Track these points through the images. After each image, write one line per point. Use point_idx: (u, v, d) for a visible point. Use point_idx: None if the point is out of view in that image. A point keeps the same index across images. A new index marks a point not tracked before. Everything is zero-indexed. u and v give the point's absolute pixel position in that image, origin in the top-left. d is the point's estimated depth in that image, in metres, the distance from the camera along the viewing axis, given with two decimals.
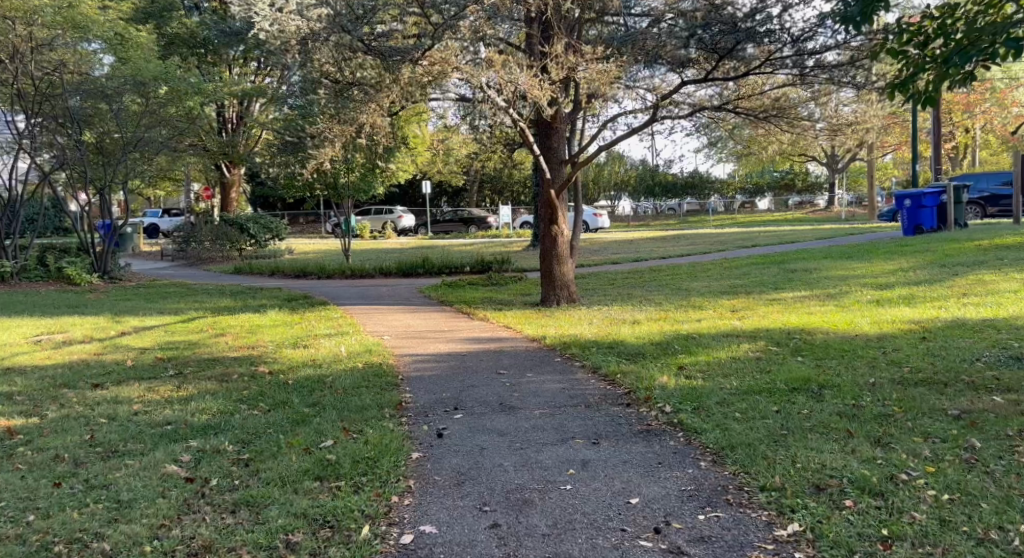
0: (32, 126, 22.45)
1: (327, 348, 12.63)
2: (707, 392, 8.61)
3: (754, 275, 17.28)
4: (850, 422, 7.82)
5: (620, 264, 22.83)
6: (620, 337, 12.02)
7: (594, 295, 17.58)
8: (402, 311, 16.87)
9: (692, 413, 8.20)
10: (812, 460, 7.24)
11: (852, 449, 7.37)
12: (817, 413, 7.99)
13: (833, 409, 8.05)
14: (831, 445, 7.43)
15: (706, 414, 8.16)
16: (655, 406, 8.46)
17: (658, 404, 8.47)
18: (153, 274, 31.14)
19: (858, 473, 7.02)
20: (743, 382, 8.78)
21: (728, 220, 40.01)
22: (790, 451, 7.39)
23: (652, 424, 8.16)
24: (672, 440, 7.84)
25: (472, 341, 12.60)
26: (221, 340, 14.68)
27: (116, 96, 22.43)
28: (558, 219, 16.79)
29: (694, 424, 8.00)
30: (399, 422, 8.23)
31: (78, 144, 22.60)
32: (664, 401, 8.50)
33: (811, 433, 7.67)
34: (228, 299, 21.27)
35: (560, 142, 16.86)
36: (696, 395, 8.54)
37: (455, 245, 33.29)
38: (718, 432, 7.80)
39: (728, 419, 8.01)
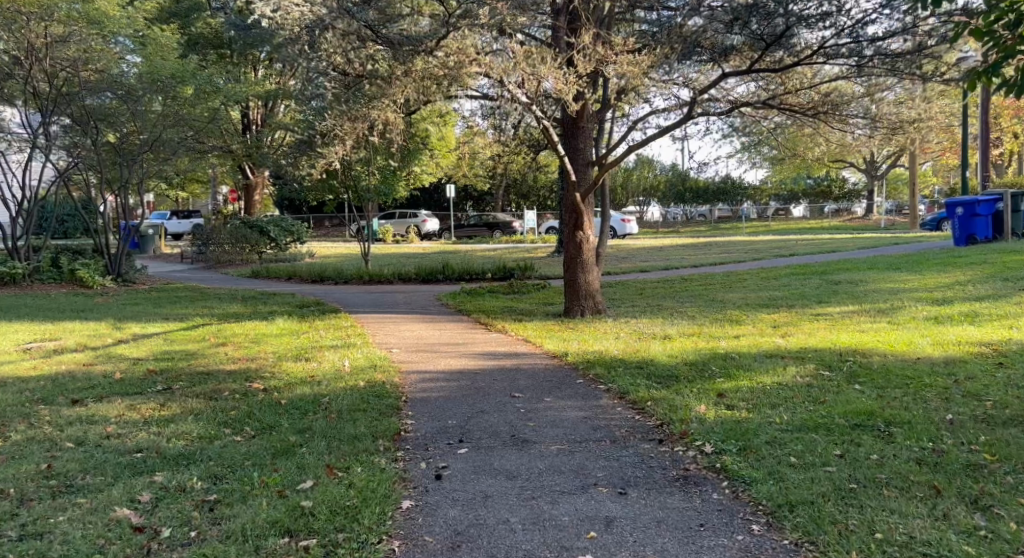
0: (47, 125, 21.61)
1: (331, 363, 11.63)
2: (753, 427, 7.51)
3: (794, 287, 16.15)
4: (934, 474, 6.73)
5: (650, 272, 21.74)
6: (651, 355, 10.95)
7: (622, 306, 16.49)
8: (416, 321, 15.86)
9: (735, 455, 7.12)
10: (896, 530, 6.17)
11: (944, 515, 6.28)
12: (891, 461, 6.90)
13: (909, 455, 6.96)
14: (917, 508, 6.35)
15: (755, 457, 7.08)
16: (693, 445, 7.37)
17: (696, 442, 7.39)
18: (168, 276, 30.36)
19: (959, 550, 5.96)
20: (795, 414, 7.68)
21: (761, 227, 38.76)
22: (865, 516, 6.32)
23: (690, 468, 7.08)
24: (716, 492, 6.75)
25: (488, 356, 11.56)
26: (221, 350, 13.72)
27: (131, 93, 21.61)
28: (584, 225, 15.73)
29: (741, 471, 6.91)
30: (392, 460, 7.21)
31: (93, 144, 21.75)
32: (704, 438, 7.41)
33: (888, 489, 6.58)
34: (239, 304, 20.35)
35: (587, 143, 15.81)
36: (739, 430, 7.46)
37: (480, 250, 32.32)
38: (771, 483, 6.72)
39: (780, 466, 6.91)
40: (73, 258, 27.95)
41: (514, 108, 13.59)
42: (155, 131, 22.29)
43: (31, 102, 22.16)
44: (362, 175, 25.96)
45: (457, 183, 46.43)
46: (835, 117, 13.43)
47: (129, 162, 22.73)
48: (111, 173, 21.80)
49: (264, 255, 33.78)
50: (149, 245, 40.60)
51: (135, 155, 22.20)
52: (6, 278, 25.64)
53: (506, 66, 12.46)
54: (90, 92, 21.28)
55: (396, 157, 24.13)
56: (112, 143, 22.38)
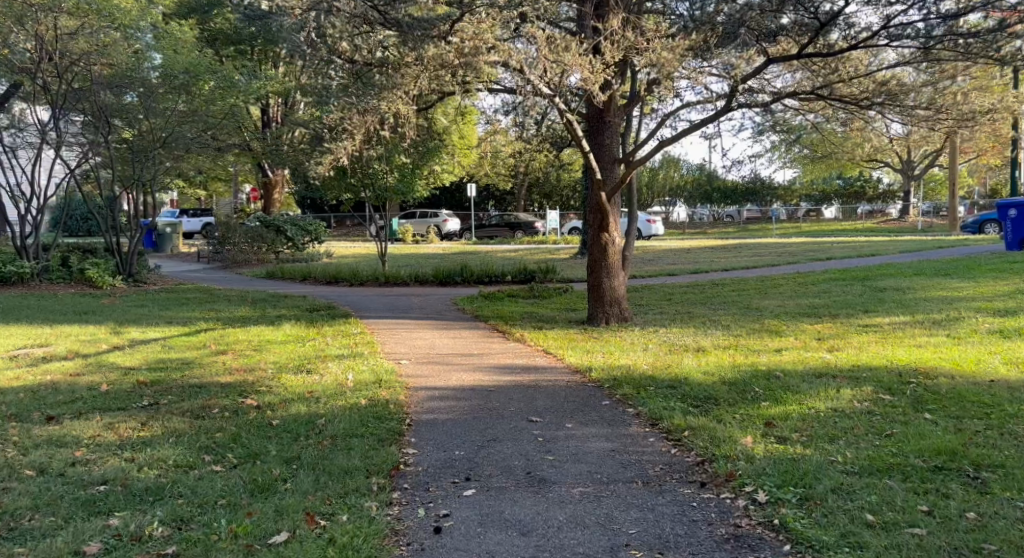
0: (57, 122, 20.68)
1: (334, 377, 10.68)
2: (811, 468, 6.64)
3: (836, 294, 15.16)
4: None
5: (678, 276, 20.70)
6: (686, 371, 9.95)
7: (649, 313, 15.48)
8: (430, 327, 14.91)
9: (794, 508, 6.24)
10: None
11: None
12: (995, 525, 5.99)
13: (1016, 517, 6.06)
14: None
15: (819, 513, 6.19)
16: (741, 492, 6.50)
17: (746, 489, 6.50)
18: (182, 276, 29.58)
19: None
20: (859, 454, 6.79)
21: (793, 229, 37.52)
22: None
23: (741, 525, 6.18)
24: None
25: (505, 369, 10.60)
26: (219, 359, 12.79)
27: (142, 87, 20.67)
28: (609, 227, 14.69)
29: (804, 531, 6.03)
30: (386, 508, 6.38)
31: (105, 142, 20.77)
32: (755, 484, 6.52)
33: None
34: (248, 307, 19.41)
35: (613, 139, 14.76)
36: (795, 474, 6.57)
37: (500, 251, 31.33)
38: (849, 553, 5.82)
39: (854, 527, 6.02)
40: (83, 257, 27.11)
41: (534, 101, 12.64)
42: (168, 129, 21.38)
43: (40, 97, 21.28)
44: (382, 175, 25.01)
45: (479, 182, 45.44)
46: (893, 108, 12.49)
47: (140, 161, 21.83)
48: (121, 173, 20.91)
49: (280, 255, 32.93)
50: (165, 244, 39.78)
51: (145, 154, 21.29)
52: (14, 277, 24.77)
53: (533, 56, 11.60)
54: (102, 87, 20.39)
55: (414, 154, 23.18)
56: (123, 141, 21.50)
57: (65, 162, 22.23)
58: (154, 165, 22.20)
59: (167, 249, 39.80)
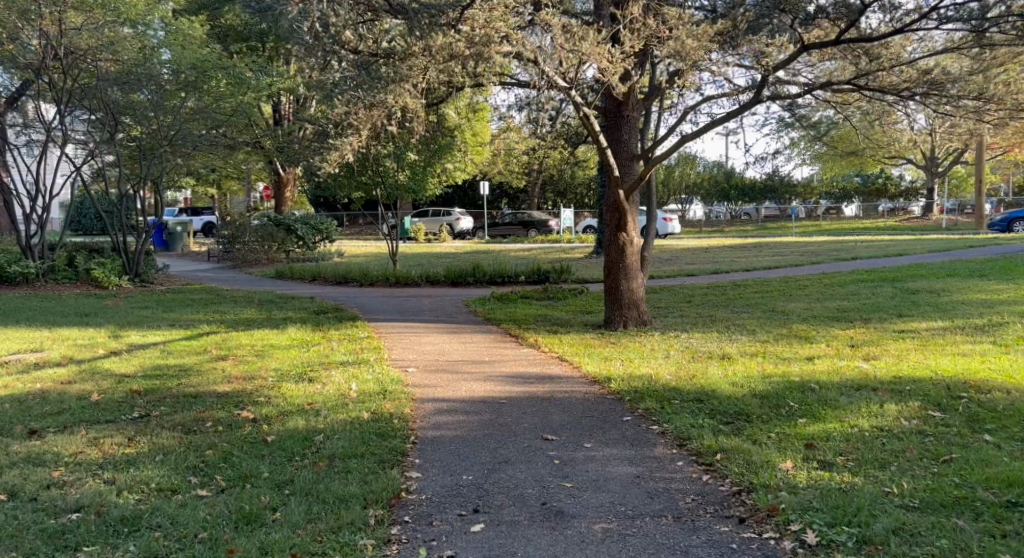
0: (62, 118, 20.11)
1: (336, 386, 10.07)
2: (865, 503, 6.10)
3: (865, 296, 14.57)
4: None
5: (698, 276, 20.03)
6: (712, 381, 9.33)
7: (669, 316, 14.87)
8: (440, 331, 14.30)
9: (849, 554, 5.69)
10: None
11: None
12: None
13: None
14: None
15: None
16: (785, 531, 5.95)
17: (790, 527, 5.95)
18: (191, 276, 29.06)
19: None
20: (917, 485, 6.24)
21: (813, 227, 36.82)
22: None
23: None
24: None
25: (518, 379, 9.98)
26: (218, 366, 12.19)
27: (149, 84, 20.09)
28: (627, 225, 14.03)
29: None
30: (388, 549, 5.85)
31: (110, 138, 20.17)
32: (801, 522, 5.97)
33: None
34: (254, 309, 18.82)
35: (631, 134, 14.13)
36: (847, 512, 6.02)
37: (514, 250, 30.79)
38: None
39: None
40: (89, 256, 26.57)
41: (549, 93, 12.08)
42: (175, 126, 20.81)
43: (45, 93, 20.73)
44: (393, 173, 24.41)
45: (492, 180, 44.80)
46: (937, 97, 11.99)
47: (147, 159, 21.26)
48: (127, 171, 20.33)
49: (291, 254, 32.36)
50: (175, 243, 39.26)
51: (152, 152, 20.72)
52: (18, 278, 24.21)
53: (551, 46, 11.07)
54: (108, 83, 19.82)
55: (425, 151, 22.57)
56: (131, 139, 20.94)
57: (70, 160, 21.68)
58: (162, 163, 21.54)
59: (177, 248, 39.28)
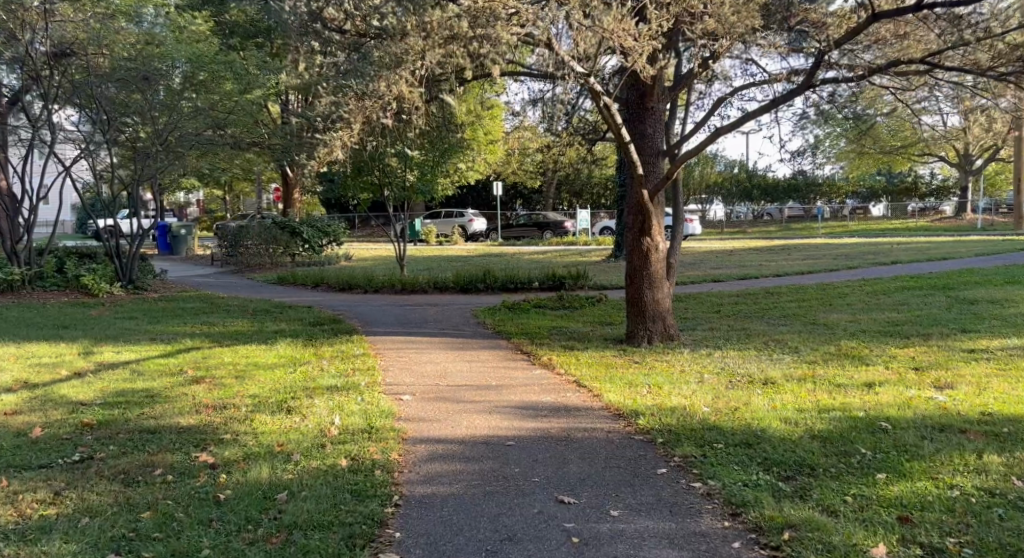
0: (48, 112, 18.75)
1: (315, 419, 8.66)
2: None
3: (918, 306, 13.16)
4: None
5: (725, 282, 18.55)
6: (759, 415, 7.87)
7: (697, 327, 13.44)
8: (442, 347, 12.87)
9: None
10: None
11: None
12: None
13: None
14: None
15: None
16: None
17: None
18: (188, 282, 27.70)
19: None
20: None
21: (840, 228, 35.26)
22: None
23: None
24: None
25: (528, 410, 8.54)
26: (189, 390, 10.78)
27: (143, 79, 18.69)
28: (652, 229, 12.58)
29: None
30: None
31: (102, 133, 18.74)
32: None
33: None
34: (245, 320, 17.43)
35: (658, 127, 12.69)
36: None
37: (529, 254, 29.39)
38: None
39: None
40: (79, 262, 25.25)
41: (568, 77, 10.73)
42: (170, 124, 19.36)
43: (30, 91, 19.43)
44: (400, 173, 23.01)
45: (506, 180, 43.33)
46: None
47: (141, 159, 19.94)
48: (121, 175, 19.00)
49: (296, 258, 30.95)
50: (179, 246, 37.95)
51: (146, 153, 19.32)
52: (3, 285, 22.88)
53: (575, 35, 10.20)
54: (98, 79, 18.47)
55: (433, 149, 21.14)
56: (124, 139, 19.61)
57: (59, 160, 20.38)
58: (158, 164, 19.99)
59: (180, 251, 37.95)
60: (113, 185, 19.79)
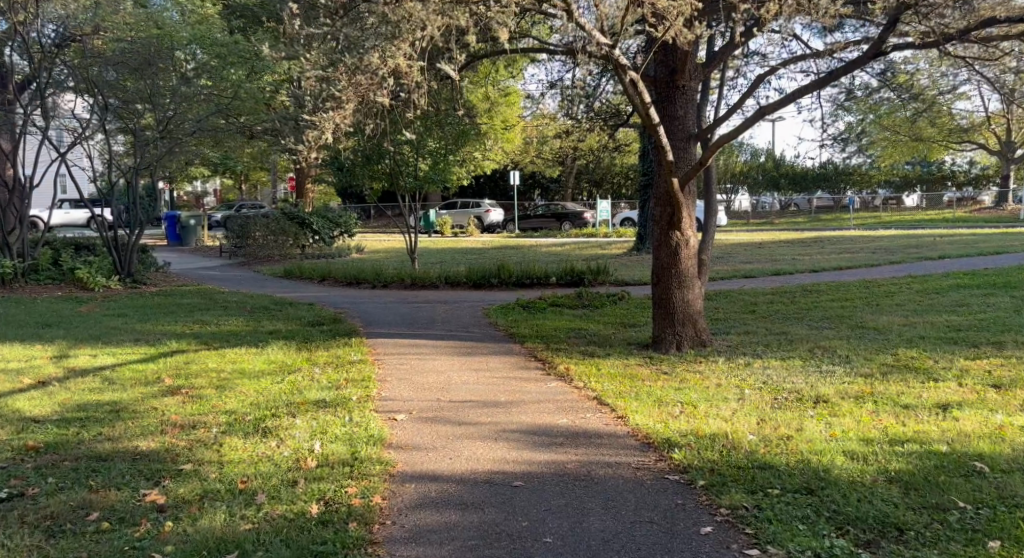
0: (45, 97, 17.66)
1: (291, 444, 7.43)
2: None
3: (979, 306, 11.91)
4: None
5: (758, 279, 17.21)
6: (818, 445, 6.60)
7: (731, 332, 12.16)
8: (447, 353, 11.62)
9: None
10: None
11: None
12: None
13: None
14: None
15: None
16: None
17: None
18: (192, 275, 26.52)
19: None
20: None
21: (872, 219, 33.69)
22: None
23: None
24: None
25: (541, 436, 7.26)
26: (160, 403, 9.58)
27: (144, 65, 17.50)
28: (682, 221, 11.29)
29: None
30: None
31: (99, 119, 17.53)
32: None
33: None
34: (241, 318, 16.25)
35: (690, 109, 11.40)
36: None
37: (547, 245, 28.07)
38: None
39: None
40: (76, 253, 24.21)
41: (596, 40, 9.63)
42: (170, 110, 18.05)
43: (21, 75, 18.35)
44: (411, 162, 21.78)
45: (525, 169, 41.96)
46: None
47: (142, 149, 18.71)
48: (120, 165, 17.73)
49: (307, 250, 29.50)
50: (188, 237, 36.90)
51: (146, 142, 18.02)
52: None
53: (606, 11, 9.58)
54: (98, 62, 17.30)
55: (445, 135, 19.91)
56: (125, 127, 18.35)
57: (55, 148, 19.15)
58: (162, 155, 18.72)
59: (189, 242, 36.89)
60: (111, 177, 18.52)
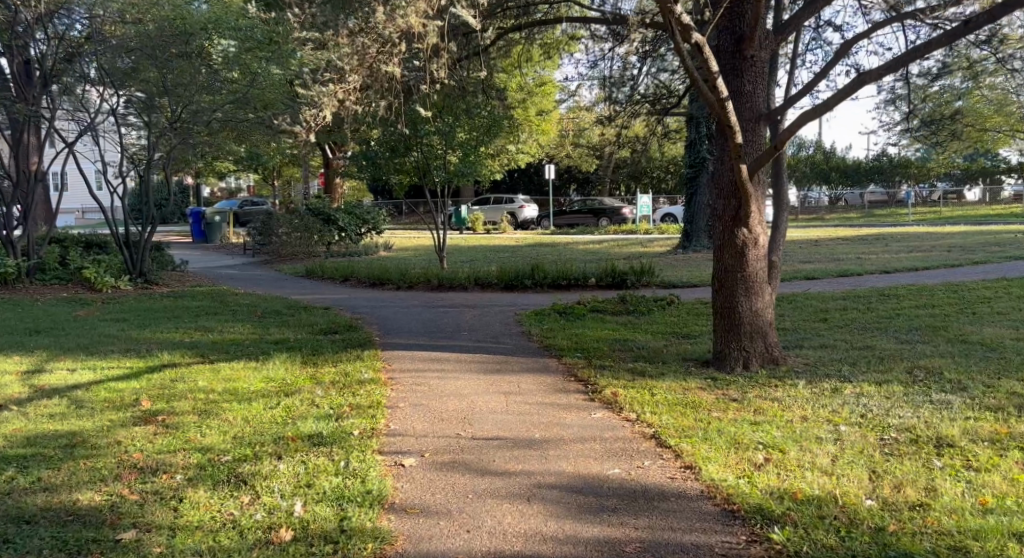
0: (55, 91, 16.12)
1: (263, 502, 5.84)
2: None
3: None
4: None
5: (823, 281, 15.45)
6: (973, 508, 5.36)
7: (805, 346, 10.47)
8: (472, 371, 10.01)
9: None
10: None
11: None
12: None
13: None
14: None
15: None
16: None
17: None
18: (209, 274, 25.02)
19: None
20: None
21: (932, 214, 31.71)
22: None
23: None
24: None
25: (585, 501, 5.68)
26: (127, 435, 7.94)
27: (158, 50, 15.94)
28: (751, 215, 9.56)
29: None
30: None
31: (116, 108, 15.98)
32: None
33: None
34: (249, 325, 14.68)
35: (760, 83, 9.74)
36: None
37: (585, 243, 26.37)
38: None
39: None
40: (85, 252, 22.77)
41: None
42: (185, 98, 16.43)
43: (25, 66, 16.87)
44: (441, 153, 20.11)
45: (562, 163, 40.19)
46: None
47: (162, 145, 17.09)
48: (131, 163, 16.12)
49: (333, 248, 27.83)
50: (213, 234, 35.45)
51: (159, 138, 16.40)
52: None
53: None
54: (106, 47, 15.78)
55: (476, 124, 18.22)
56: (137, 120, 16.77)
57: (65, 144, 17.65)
58: (182, 149, 17.12)
59: (214, 240, 35.45)
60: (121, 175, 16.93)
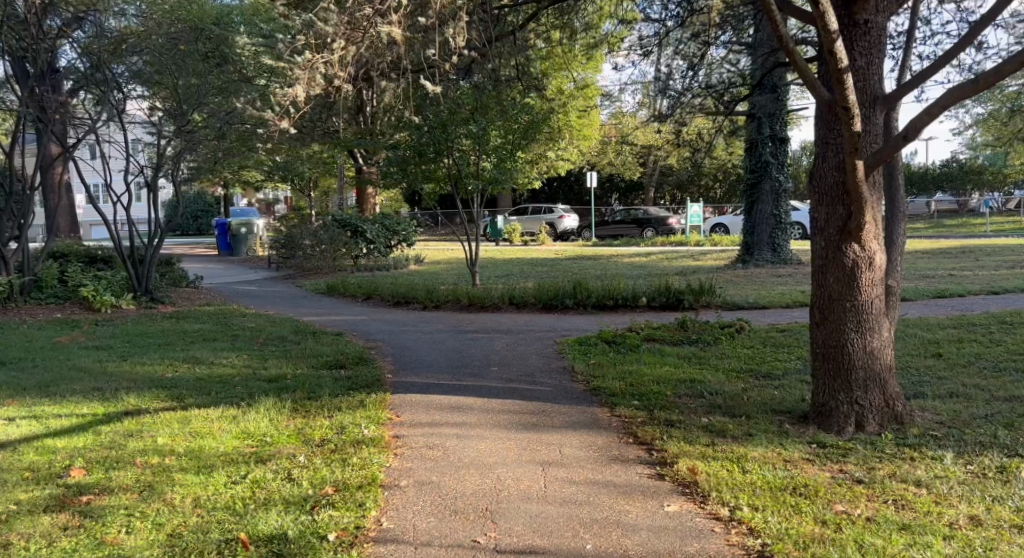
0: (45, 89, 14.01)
1: None
2: None
3: None
4: None
5: (921, 302, 13.11)
6: None
7: (928, 392, 8.18)
8: (502, 429, 7.77)
9: None
10: None
11: None
12: None
13: None
14: None
15: None
16: None
17: None
18: (224, 290, 23.01)
19: None
20: None
21: (1012, 224, 29.10)
22: None
23: None
24: None
25: None
26: (25, 531, 5.98)
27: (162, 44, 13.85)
28: (867, 225, 7.26)
29: None
30: None
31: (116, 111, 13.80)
32: None
33: None
34: (245, 355, 12.55)
35: (877, 57, 7.49)
36: None
37: (632, 255, 24.04)
38: None
39: None
40: (86, 267, 20.80)
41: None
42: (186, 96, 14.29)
43: None
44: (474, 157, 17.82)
45: (605, 171, 37.93)
46: None
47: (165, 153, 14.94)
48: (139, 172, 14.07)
49: (360, 262, 25.57)
50: (239, 247, 33.43)
51: (164, 143, 14.33)
52: None
53: None
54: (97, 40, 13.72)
55: (513, 125, 15.99)
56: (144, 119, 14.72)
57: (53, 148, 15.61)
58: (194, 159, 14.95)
59: (239, 253, 33.42)
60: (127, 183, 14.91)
